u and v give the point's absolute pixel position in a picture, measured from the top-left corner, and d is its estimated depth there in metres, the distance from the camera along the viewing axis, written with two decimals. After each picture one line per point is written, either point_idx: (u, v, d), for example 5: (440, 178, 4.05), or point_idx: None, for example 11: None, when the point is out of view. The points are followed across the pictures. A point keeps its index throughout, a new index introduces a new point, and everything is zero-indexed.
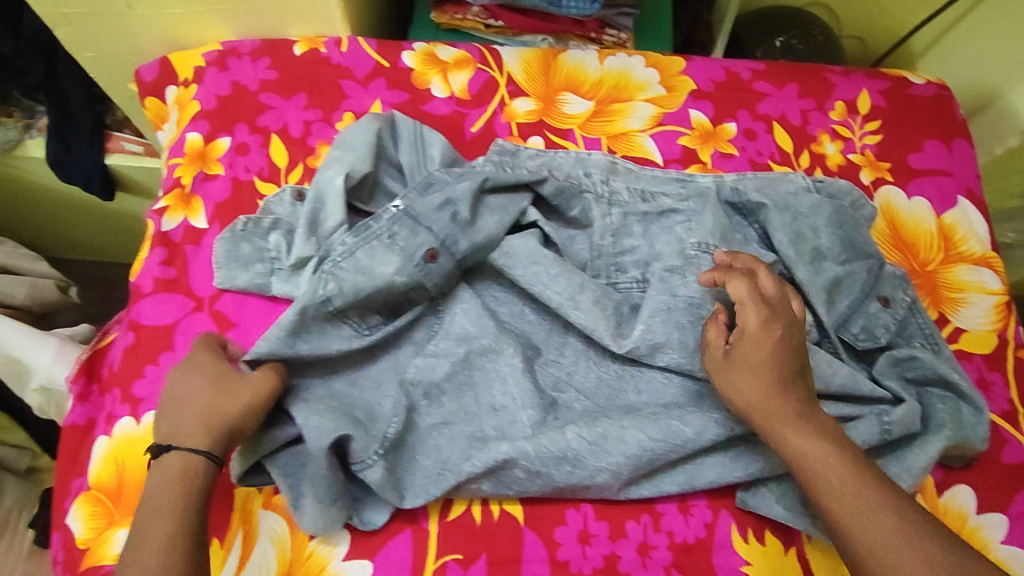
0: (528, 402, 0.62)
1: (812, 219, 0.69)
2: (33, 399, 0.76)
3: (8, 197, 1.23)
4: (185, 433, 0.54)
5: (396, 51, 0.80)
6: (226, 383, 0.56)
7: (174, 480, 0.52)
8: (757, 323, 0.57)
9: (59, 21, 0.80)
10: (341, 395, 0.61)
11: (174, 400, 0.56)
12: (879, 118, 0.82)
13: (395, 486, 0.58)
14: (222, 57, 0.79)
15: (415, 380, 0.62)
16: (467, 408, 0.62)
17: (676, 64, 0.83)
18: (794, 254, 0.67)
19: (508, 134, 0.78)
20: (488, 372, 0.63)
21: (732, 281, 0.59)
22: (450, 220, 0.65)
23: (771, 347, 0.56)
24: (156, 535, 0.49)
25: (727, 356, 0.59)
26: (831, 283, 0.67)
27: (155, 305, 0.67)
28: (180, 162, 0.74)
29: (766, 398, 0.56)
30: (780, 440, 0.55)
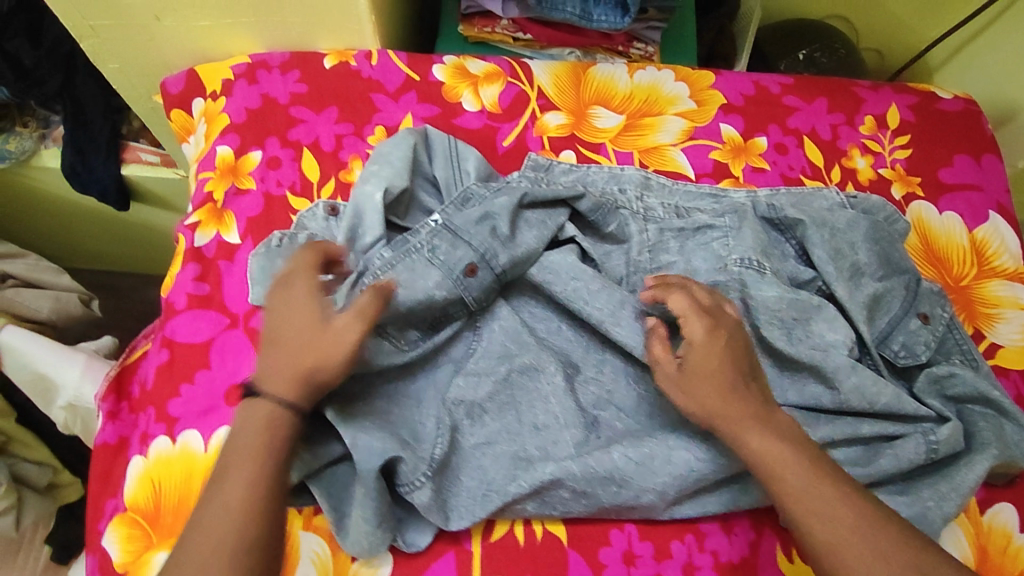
0: (570, 421, 0.62)
1: (849, 235, 0.69)
2: (59, 417, 0.75)
3: (21, 206, 1.24)
4: (275, 379, 0.52)
5: (426, 64, 0.80)
6: (320, 331, 0.53)
7: (259, 428, 0.51)
8: (703, 331, 0.57)
9: (85, 33, 0.79)
10: (384, 414, 0.60)
11: (269, 340, 0.54)
12: (908, 133, 0.83)
13: (441, 507, 0.58)
14: (251, 69, 0.78)
15: (457, 400, 0.61)
16: (508, 428, 0.61)
17: (706, 78, 0.83)
18: (834, 271, 0.67)
19: (541, 148, 0.78)
20: (530, 391, 0.63)
21: (673, 295, 0.59)
22: (490, 235, 0.64)
23: (717, 354, 0.56)
24: (240, 480, 0.49)
25: (679, 370, 0.57)
26: (871, 300, 0.67)
27: (189, 322, 0.66)
28: (211, 177, 0.73)
29: (722, 407, 0.55)
30: (742, 446, 0.55)
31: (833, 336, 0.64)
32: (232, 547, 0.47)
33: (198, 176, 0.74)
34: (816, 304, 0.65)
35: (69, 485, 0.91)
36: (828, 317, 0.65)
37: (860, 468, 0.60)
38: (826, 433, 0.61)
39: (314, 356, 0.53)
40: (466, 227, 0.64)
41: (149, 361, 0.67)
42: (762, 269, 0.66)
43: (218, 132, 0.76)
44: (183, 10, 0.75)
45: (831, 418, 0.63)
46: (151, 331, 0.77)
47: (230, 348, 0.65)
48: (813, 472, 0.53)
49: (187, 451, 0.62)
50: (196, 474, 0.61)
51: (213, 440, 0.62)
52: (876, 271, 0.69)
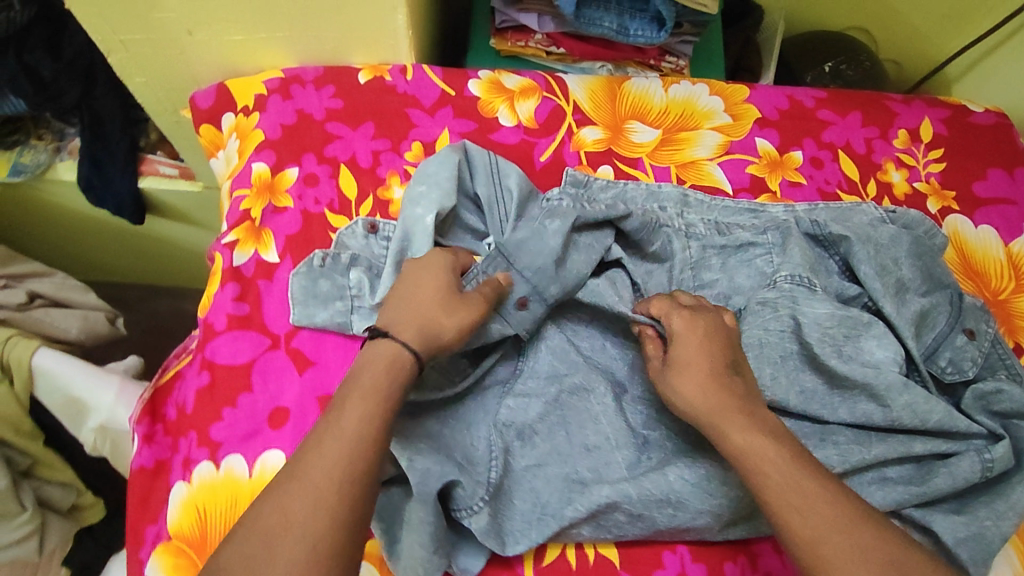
0: (621, 441, 0.61)
1: (892, 250, 0.69)
2: (88, 439, 0.74)
3: (33, 220, 1.22)
4: (403, 325, 0.54)
5: (461, 79, 0.79)
6: (454, 299, 0.56)
7: (381, 367, 0.51)
8: (682, 322, 0.58)
9: (114, 47, 0.77)
10: (437, 436, 0.59)
11: (404, 295, 0.56)
12: (941, 146, 0.83)
13: (498, 529, 0.57)
14: (284, 84, 0.77)
15: (508, 422, 0.61)
16: (558, 449, 0.60)
17: (740, 93, 0.83)
18: (881, 287, 0.67)
19: (578, 163, 0.77)
20: (580, 411, 0.62)
21: (656, 297, 0.62)
22: (541, 255, 0.63)
23: (699, 345, 0.57)
24: (356, 413, 0.49)
25: (666, 368, 0.57)
26: (919, 313, 0.67)
27: (230, 343, 0.65)
28: (247, 194, 0.72)
29: (707, 398, 0.54)
30: (722, 437, 0.53)
31: (882, 353, 0.64)
32: (339, 483, 0.46)
33: (233, 193, 0.73)
34: (866, 321, 0.65)
35: (91, 506, 0.88)
36: (877, 334, 0.65)
37: (913, 488, 0.61)
38: (880, 452, 0.61)
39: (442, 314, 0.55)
40: (520, 255, 0.63)
41: (188, 383, 0.66)
42: (814, 287, 0.66)
43: (253, 149, 0.75)
44: (217, 25, 0.74)
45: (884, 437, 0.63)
46: (183, 351, 0.75)
47: (273, 370, 0.64)
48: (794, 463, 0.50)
49: (230, 477, 0.61)
50: (241, 499, 0.60)
51: (258, 465, 0.61)
52: (920, 286, 0.69)
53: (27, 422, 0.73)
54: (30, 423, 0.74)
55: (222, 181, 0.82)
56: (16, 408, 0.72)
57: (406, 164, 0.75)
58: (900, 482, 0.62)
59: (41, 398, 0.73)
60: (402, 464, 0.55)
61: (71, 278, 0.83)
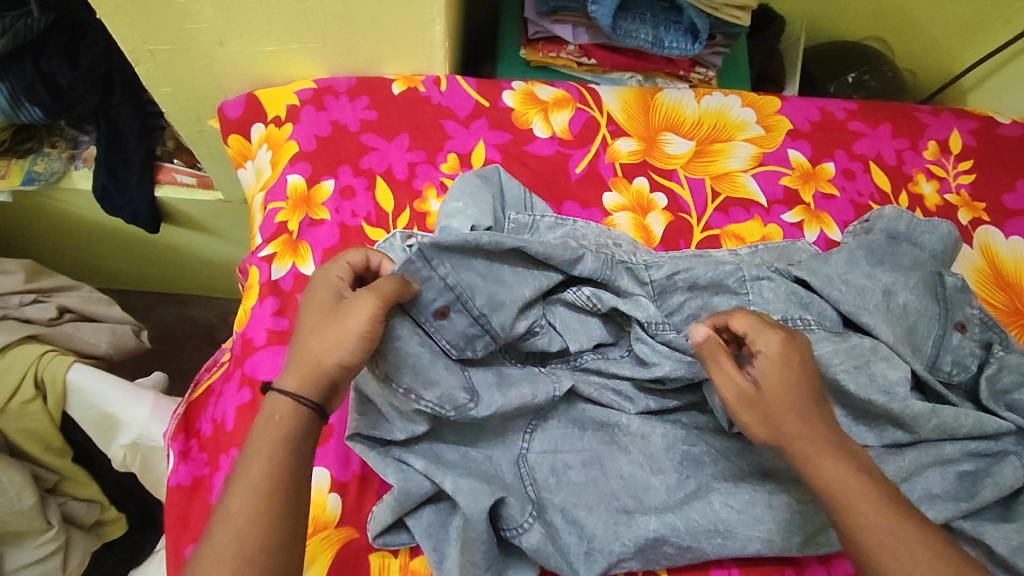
0: (658, 466, 0.61)
1: (857, 272, 0.67)
2: (117, 455, 0.72)
3: (46, 228, 1.20)
4: (290, 373, 0.49)
5: (495, 90, 0.79)
6: (335, 315, 0.50)
7: (277, 422, 0.47)
8: (780, 343, 0.53)
9: (142, 57, 0.76)
10: (462, 465, 0.59)
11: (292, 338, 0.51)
12: (970, 158, 0.84)
13: (558, 555, 0.57)
14: (318, 95, 0.77)
15: (537, 456, 0.60)
16: (596, 479, 0.60)
17: (772, 104, 0.84)
18: (866, 305, 0.65)
19: (613, 175, 0.77)
20: (612, 445, 0.62)
21: (736, 317, 0.55)
22: (490, 302, 0.58)
23: (790, 370, 0.52)
24: (251, 477, 0.45)
25: (756, 391, 0.52)
26: (903, 327, 0.66)
27: (270, 358, 0.64)
28: (283, 207, 0.71)
29: (793, 427, 0.50)
30: (813, 469, 0.49)
31: (895, 373, 0.62)
32: (236, 551, 0.42)
33: (268, 206, 0.72)
34: (869, 346, 0.63)
35: (113, 522, 0.86)
36: (885, 356, 0.63)
37: (963, 504, 0.60)
38: (913, 458, 0.62)
39: (318, 346, 0.49)
40: (457, 343, 0.57)
41: (226, 400, 0.65)
42: (806, 325, 0.65)
43: (287, 160, 0.74)
44: (250, 35, 0.73)
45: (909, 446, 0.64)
46: (214, 364, 0.74)
47: None
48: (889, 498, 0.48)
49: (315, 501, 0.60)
50: (331, 533, 0.59)
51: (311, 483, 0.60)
52: (919, 295, 0.68)
53: (56, 440, 0.73)
54: (60, 440, 0.74)
55: (250, 192, 0.80)
56: (46, 424, 0.71)
57: (442, 176, 0.74)
58: (948, 498, 0.60)
59: (71, 415, 0.72)
60: (446, 487, 0.55)
61: (97, 292, 0.83)
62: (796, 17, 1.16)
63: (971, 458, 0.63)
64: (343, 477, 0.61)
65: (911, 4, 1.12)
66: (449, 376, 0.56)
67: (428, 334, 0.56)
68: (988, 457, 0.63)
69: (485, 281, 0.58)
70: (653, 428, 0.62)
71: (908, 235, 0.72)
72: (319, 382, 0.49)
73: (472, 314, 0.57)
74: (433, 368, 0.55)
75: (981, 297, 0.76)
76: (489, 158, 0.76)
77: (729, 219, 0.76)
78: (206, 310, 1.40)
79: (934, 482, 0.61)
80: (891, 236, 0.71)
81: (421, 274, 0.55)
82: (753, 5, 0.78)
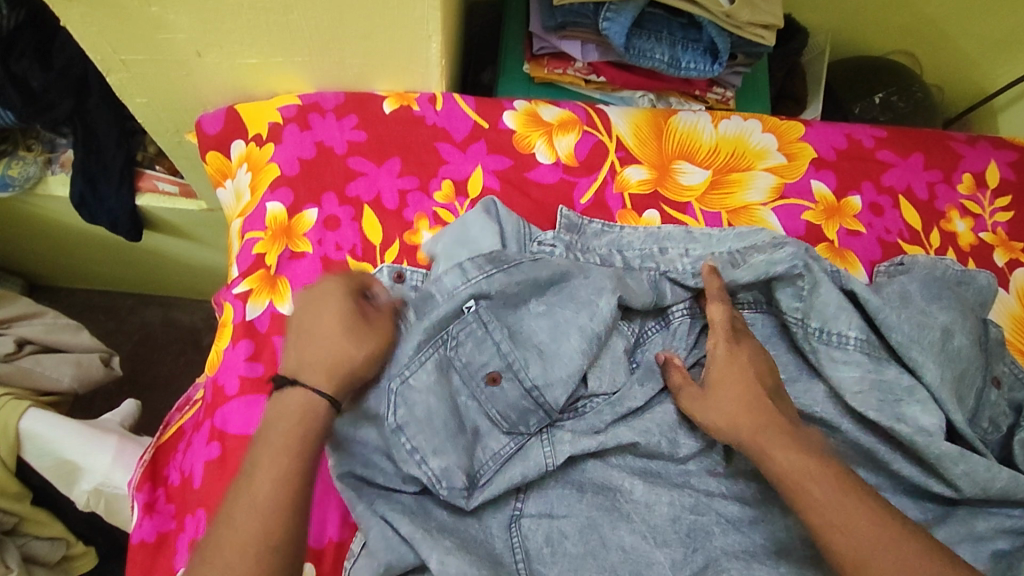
0: (663, 538, 0.54)
1: (910, 307, 0.61)
2: (80, 498, 0.69)
3: (24, 233, 1.12)
4: (309, 367, 0.49)
5: (496, 110, 0.73)
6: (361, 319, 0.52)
7: (294, 421, 0.47)
8: (724, 347, 0.56)
9: (114, 67, 0.70)
10: (451, 527, 0.53)
11: (307, 324, 0.51)
12: (1007, 194, 0.78)
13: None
14: (302, 113, 0.70)
15: (534, 523, 0.54)
16: (595, 552, 0.53)
17: (795, 130, 0.77)
18: (919, 351, 0.58)
19: (622, 207, 0.71)
20: (612, 510, 0.55)
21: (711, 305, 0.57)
22: (534, 351, 0.56)
23: (739, 370, 0.55)
24: (271, 469, 0.45)
25: (702, 392, 0.55)
26: (955, 371, 0.59)
27: (243, 410, 0.59)
28: (261, 237, 0.65)
29: (739, 417, 0.53)
30: (766, 458, 0.51)
31: (929, 419, 0.56)
32: (268, 542, 0.43)
33: (245, 235, 0.67)
34: (906, 384, 0.58)
35: (82, 554, 0.81)
36: (920, 399, 0.57)
37: None
38: (942, 537, 0.56)
39: (337, 347, 0.50)
40: (509, 414, 0.55)
41: (194, 452, 0.59)
42: (843, 342, 0.59)
43: (267, 185, 0.68)
44: (229, 47, 0.66)
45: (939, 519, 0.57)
46: (186, 403, 0.67)
47: None
48: (844, 497, 0.47)
49: None
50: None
51: None
52: (972, 342, 0.61)
53: (13, 484, 0.71)
54: (17, 485, 0.71)
55: (230, 215, 0.74)
56: (5, 474, 0.69)
57: (435, 207, 0.68)
58: None
59: (28, 460, 0.70)
60: (431, 565, 0.49)
61: (63, 318, 0.82)
62: (820, 29, 1.09)
63: (1006, 535, 0.56)
64: (319, 544, 0.55)
65: (944, 17, 1.05)
66: (460, 454, 0.53)
67: (475, 398, 0.55)
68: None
69: (540, 359, 0.56)
70: (657, 494, 0.55)
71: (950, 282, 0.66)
72: (340, 377, 0.49)
73: (524, 385, 0.55)
74: (444, 436, 0.53)
75: (1016, 347, 0.70)
76: (488, 186, 0.70)
77: None
78: (190, 314, 1.33)
79: None
80: (948, 281, 0.65)
81: (477, 335, 0.56)
82: (777, 24, 0.73)
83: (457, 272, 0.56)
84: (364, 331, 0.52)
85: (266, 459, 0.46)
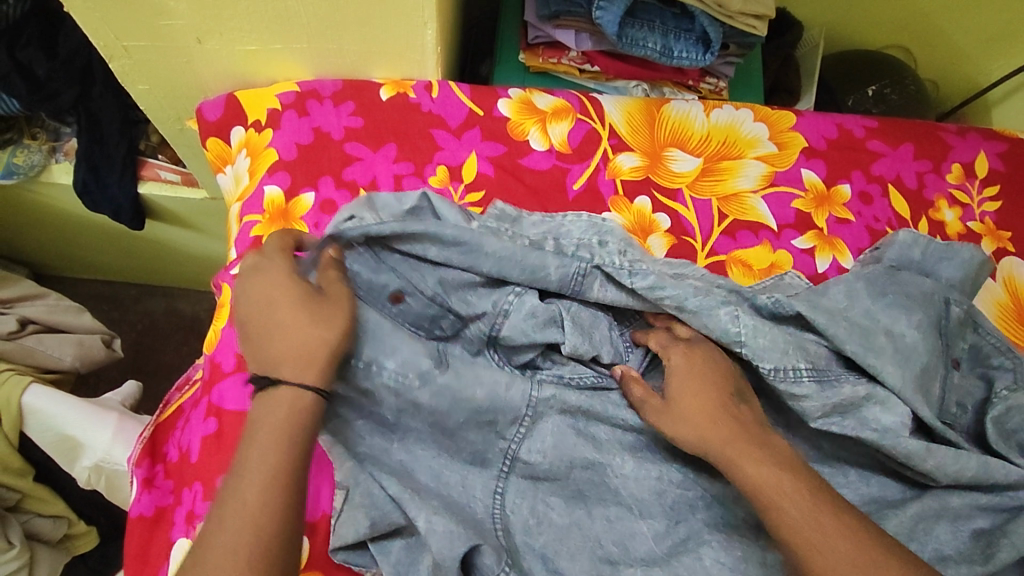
0: (647, 509, 0.56)
1: (856, 310, 0.61)
2: (81, 475, 0.72)
3: (27, 221, 1.14)
4: (292, 362, 0.48)
5: (491, 98, 0.74)
6: (316, 306, 0.50)
7: (281, 415, 0.46)
8: (682, 357, 0.56)
9: (116, 53, 0.71)
10: (433, 493, 0.54)
11: (272, 320, 0.49)
12: (996, 183, 0.79)
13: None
14: (300, 99, 0.72)
15: (518, 497, 0.55)
16: (578, 523, 0.55)
17: (786, 119, 0.78)
18: (881, 349, 0.59)
19: (614, 193, 0.72)
20: (597, 484, 0.57)
21: (652, 335, 0.59)
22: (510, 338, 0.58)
23: (699, 380, 0.54)
24: (259, 467, 0.45)
25: (665, 403, 0.54)
26: (914, 369, 0.59)
27: (238, 386, 0.60)
28: (259, 220, 0.67)
29: (705, 429, 0.52)
30: (734, 470, 0.50)
31: (890, 418, 0.57)
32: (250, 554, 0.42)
33: (243, 218, 0.68)
34: (863, 393, 0.57)
35: (83, 534, 0.83)
36: (881, 399, 0.57)
37: (977, 568, 0.54)
38: (921, 515, 0.57)
39: (303, 338, 0.48)
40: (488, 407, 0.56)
41: (192, 428, 0.61)
42: (799, 376, 0.57)
43: (265, 169, 0.69)
44: (229, 34, 0.67)
45: (917, 496, 0.59)
46: (185, 383, 0.68)
47: None
48: (819, 510, 0.47)
49: None
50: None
51: None
52: (925, 334, 0.61)
53: (14, 460, 0.72)
54: (19, 460, 0.73)
55: (229, 200, 0.75)
56: (6, 448, 0.71)
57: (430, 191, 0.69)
58: (960, 560, 0.55)
59: (31, 437, 0.72)
60: (420, 524, 0.51)
61: (66, 301, 0.84)
62: (816, 22, 1.10)
63: (984, 513, 0.57)
64: (312, 517, 0.56)
65: (937, 12, 1.06)
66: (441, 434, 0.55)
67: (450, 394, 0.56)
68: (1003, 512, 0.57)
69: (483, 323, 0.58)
70: (645, 470, 0.57)
71: (921, 264, 0.67)
72: (320, 365, 0.48)
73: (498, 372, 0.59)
74: (394, 336, 0.54)
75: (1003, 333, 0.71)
76: (482, 171, 0.71)
77: (736, 245, 0.71)
78: (193, 304, 1.34)
79: (943, 541, 0.56)
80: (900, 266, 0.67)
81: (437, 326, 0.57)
82: (769, 15, 0.75)
83: (388, 270, 0.56)
84: (322, 310, 0.50)
85: (255, 457, 0.45)
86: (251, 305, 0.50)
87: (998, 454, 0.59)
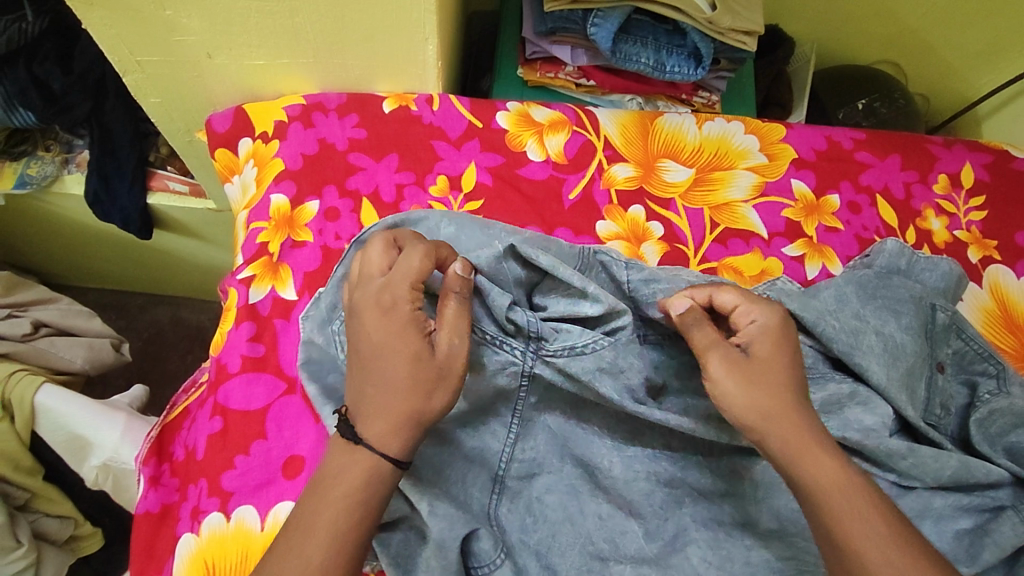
0: (637, 510, 0.57)
1: (845, 311, 0.62)
2: (89, 475, 0.74)
3: (39, 230, 1.17)
4: (371, 417, 0.48)
5: (489, 111, 0.77)
6: (419, 370, 0.48)
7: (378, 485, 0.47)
8: (777, 317, 0.53)
9: (130, 68, 0.74)
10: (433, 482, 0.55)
11: (365, 366, 0.49)
12: (982, 194, 0.81)
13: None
14: (306, 112, 0.75)
15: (510, 491, 0.57)
16: (572, 519, 0.56)
17: (776, 131, 0.81)
18: (869, 346, 0.60)
19: (608, 202, 0.74)
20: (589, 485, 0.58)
21: (722, 289, 0.54)
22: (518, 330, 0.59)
23: (780, 348, 0.52)
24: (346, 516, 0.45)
25: (747, 364, 0.51)
26: (901, 367, 0.61)
27: (244, 387, 0.62)
28: (265, 227, 0.69)
29: (784, 405, 0.49)
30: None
31: (872, 419, 0.58)
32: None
33: (250, 225, 0.70)
34: (847, 392, 0.59)
35: (89, 535, 0.85)
36: (863, 401, 0.59)
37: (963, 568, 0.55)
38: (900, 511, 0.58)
39: (400, 404, 0.47)
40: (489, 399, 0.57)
41: (198, 427, 0.63)
42: None
43: (271, 179, 0.72)
44: (238, 49, 0.70)
45: (901, 494, 0.59)
46: (192, 385, 0.70)
47: (289, 416, 0.61)
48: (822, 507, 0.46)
49: (242, 530, 0.58)
50: (252, 555, 0.57)
51: (270, 517, 0.58)
52: (913, 336, 0.62)
53: (26, 459, 0.74)
54: (29, 459, 0.75)
55: (236, 209, 0.77)
56: (16, 445, 0.73)
57: (430, 200, 0.72)
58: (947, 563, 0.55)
59: (42, 435, 0.74)
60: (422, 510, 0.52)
61: (77, 305, 0.86)
62: (807, 38, 1.13)
63: (968, 514, 0.58)
64: None
65: (926, 29, 1.09)
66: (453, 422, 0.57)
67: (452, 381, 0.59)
68: (986, 512, 0.58)
69: None
70: (636, 469, 0.58)
71: (907, 271, 0.69)
72: (403, 433, 0.47)
73: None
74: None
75: (989, 339, 0.73)
76: (481, 181, 0.73)
77: (727, 252, 0.73)
78: (198, 313, 1.37)
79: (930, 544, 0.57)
80: (889, 271, 0.68)
81: None
82: (759, 30, 0.77)
83: None
84: (427, 381, 0.48)
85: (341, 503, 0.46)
86: (360, 343, 0.50)
87: (982, 455, 0.61)
